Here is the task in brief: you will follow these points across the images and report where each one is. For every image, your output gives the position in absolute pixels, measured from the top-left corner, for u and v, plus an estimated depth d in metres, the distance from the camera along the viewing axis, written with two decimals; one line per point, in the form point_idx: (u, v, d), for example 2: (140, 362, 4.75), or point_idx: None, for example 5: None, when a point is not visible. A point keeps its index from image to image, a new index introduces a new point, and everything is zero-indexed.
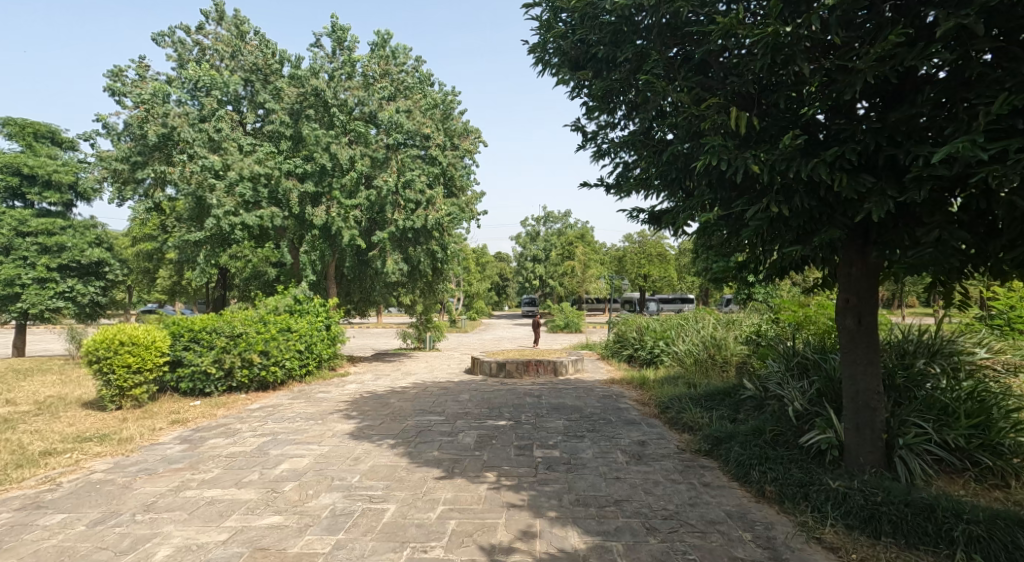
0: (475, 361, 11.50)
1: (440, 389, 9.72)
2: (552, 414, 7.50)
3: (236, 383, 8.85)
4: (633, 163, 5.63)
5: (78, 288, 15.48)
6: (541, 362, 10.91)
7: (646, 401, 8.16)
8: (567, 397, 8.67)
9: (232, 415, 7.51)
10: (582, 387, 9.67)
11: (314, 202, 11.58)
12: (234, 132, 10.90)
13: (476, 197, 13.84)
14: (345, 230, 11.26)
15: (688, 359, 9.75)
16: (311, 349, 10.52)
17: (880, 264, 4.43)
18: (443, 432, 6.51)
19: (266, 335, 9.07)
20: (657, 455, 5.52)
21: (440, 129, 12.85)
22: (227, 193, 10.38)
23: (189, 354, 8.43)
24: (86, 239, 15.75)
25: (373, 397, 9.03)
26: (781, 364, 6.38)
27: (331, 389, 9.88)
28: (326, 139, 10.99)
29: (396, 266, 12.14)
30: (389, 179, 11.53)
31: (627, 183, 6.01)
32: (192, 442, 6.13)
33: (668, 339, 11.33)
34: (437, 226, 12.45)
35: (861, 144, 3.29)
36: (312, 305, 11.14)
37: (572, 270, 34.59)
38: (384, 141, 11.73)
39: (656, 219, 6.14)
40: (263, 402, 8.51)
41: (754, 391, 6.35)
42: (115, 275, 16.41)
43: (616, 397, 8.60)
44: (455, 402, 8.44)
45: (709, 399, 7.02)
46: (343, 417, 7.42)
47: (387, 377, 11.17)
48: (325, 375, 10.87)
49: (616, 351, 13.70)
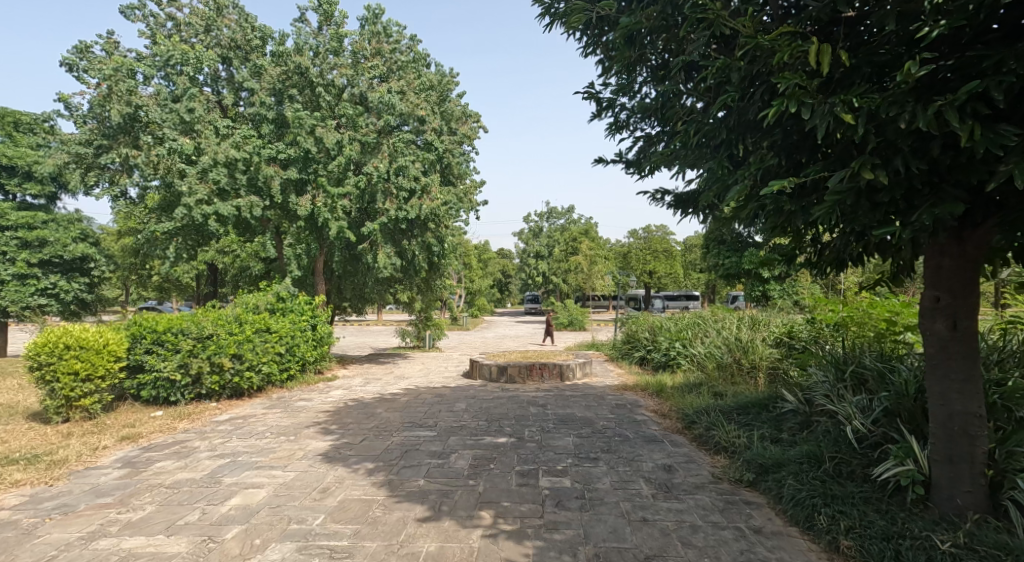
0: (474, 364, 10.54)
1: (434, 396, 8.77)
2: (559, 428, 6.55)
3: (205, 390, 7.93)
4: (661, 130, 4.71)
5: (61, 285, 14.58)
6: (546, 366, 9.96)
7: (667, 412, 7.23)
8: (575, 407, 7.72)
9: (194, 429, 6.57)
10: (591, 394, 8.73)
11: (299, 191, 10.65)
12: (210, 113, 9.93)
13: (475, 186, 12.89)
14: (332, 221, 10.35)
15: (709, 364, 8.79)
16: (293, 352, 9.58)
17: (983, 252, 3.45)
18: (432, 453, 5.56)
19: (239, 337, 8.16)
20: (689, 486, 4.56)
21: (436, 112, 11.91)
22: (200, 180, 9.44)
23: (151, 359, 7.52)
24: (69, 233, 14.84)
25: (358, 406, 8.09)
26: (830, 373, 5.47)
27: (314, 396, 8.93)
28: (311, 122, 10.06)
29: (389, 260, 11.16)
30: (380, 165, 10.61)
31: (651, 156, 5.08)
32: (136, 465, 5.19)
33: (684, 340, 10.37)
34: (432, 217, 11.52)
35: (1010, 77, 2.33)
36: (297, 302, 10.28)
37: (578, 266, 33.64)
38: (375, 124, 10.78)
39: (684, 204, 5.22)
40: (234, 412, 7.59)
41: (797, 405, 5.44)
42: (100, 272, 15.47)
43: (630, 407, 7.66)
44: (449, 412, 7.50)
45: (742, 412, 6.11)
46: (320, 432, 6.48)
47: (378, 382, 10.23)
48: (309, 378, 9.97)
49: (627, 353, 12.75)
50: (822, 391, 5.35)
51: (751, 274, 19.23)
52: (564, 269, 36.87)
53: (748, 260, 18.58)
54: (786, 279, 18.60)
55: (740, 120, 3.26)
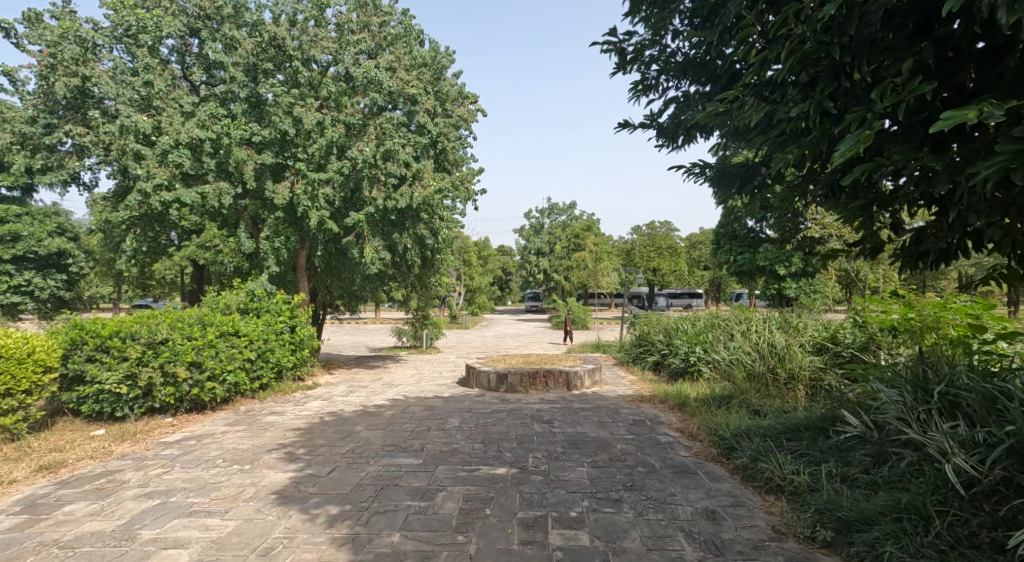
0: (470, 371, 9.47)
1: (424, 409, 7.69)
2: (572, 454, 5.49)
3: (159, 404, 6.85)
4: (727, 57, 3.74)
5: (36, 282, 13.41)
6: (551, 374, 8.86)
7: (696, 430, 6.22)
8: (586, 425, 6.65)
9: (133, 455, 5.49)
10: (603, 407, 7.66)
11: (276, 177, 9.66)
12: (176, 89, 8.82)
13: (473, 174, 11.80)
14: (312, 211, 9.30)
15: (736, 372, 7.75)
16: (266, 358, 8.52)
17: None
18: (413, 491, 4.49)
19: (200, 343, 7.09)
20: (747, 547, 3.50)
21: (430, 91, 10.82)
22: (161, 164, 8.34)
23: (94, 368, 6.45)
24: (45, 228, 13.49)
25: (335, 422, 7.01)
26: (903, 392, 4.47)
27: (287, 409, 7.82)
28: (288, 100, 9.07)
29: (377, 255, 10.07)
30: (365, 148, 9.52)
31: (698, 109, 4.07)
32: (36, 510, 4.11)
33: (705, 344, 9.29)
34: (425, 207, 10.44)
35: None
36: (273, 302, 9.32)
37: (582, 263, 32.45)
38: (360, 103, 9.71)
39: (728, 179, 4.47)
40: (189, 431, 6.51)
41: (861, 428, 4.45)
42: (79, 268, 14.35)
43: (650, 425, 6.60)
44: (440, 432, 6.42)
45: (793, 435, 5.08)
46: (283, 459, 5.38)
47: (362, 391, 9.13)
48: (285, 387, 8.90)
49: (638, 356, 11.67)
50: (895, 414, 4.34)
51: (766, 271, 18.22)
52: (567, 266, 35.87)
53: (763, 256, 17.57)
54: (804, 276, 17.60)
55: (860, 33, 2.54)
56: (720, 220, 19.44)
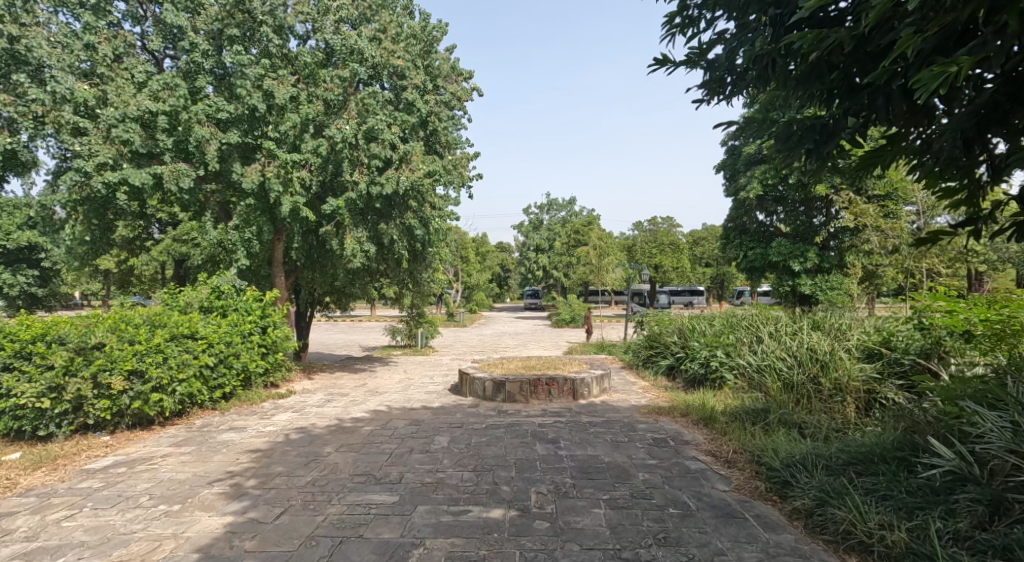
0: (463, 377, 8.42)
1: (409, 424, 6.62)
2: (585, 488, 4.44)
3: (92, 420, 5.80)
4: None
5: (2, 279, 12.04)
6: (554, 382, 7.81)
7: (734, 454, 5.16)
8: (599, 446, 5.61)
9: (40, 490, 4.43)
10: (615, 421, 6.63)
11: (246, 159, 8.63)
12: (128, 56, 7.71)
13: (467, 158, 10.70)
14: (285, 197, 8.27)
15: (770, 383, 6.73)
16: (230, 364, 7.48)
17: None
18: (379, 548, 3.46)
19: (144, 347, 6.00)
20: None
21: (421, 66, 9.75)
22: (107, 140, 7.27)
23: (10, 379, 5.40)
24: (12, 219, 12.16)
25: (301, 440, 5.93)
26: (1012, 415, 3.46)
27: (250, 423, 6.77)
28: (256, 71, 8.03)
29: (359, 246, 9.02)
30: (345, 127, 8.48)
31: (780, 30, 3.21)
32: None
33: (727, 348, 8.27)
34: (414, 193, 9.37)
35: None
36: (242, 300, 8.32)
37: (585, 258, 31.27)
38: (340, 75, 8.57)
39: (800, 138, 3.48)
40: (125, 454, 5.44)
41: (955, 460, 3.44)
42: (51, 263, 12.98)
43: (674, 446, 5.58)
44: (424, 455, 5.36)
45: (862, 465, 4.06)
46: (224, 495, 4.33)
47: (341, 401, 8.08)
48: (252, 396, 7.84)
49: (649, 359, 10.64)
50: (1001, 445, 3.34)
51: (779, 266, 17.14)
52: (567, 263, 34.90)
53: (776, 251, 16.54)
54: (819, 272, 16.53)
55: None
56: (728, 213, 18.43)
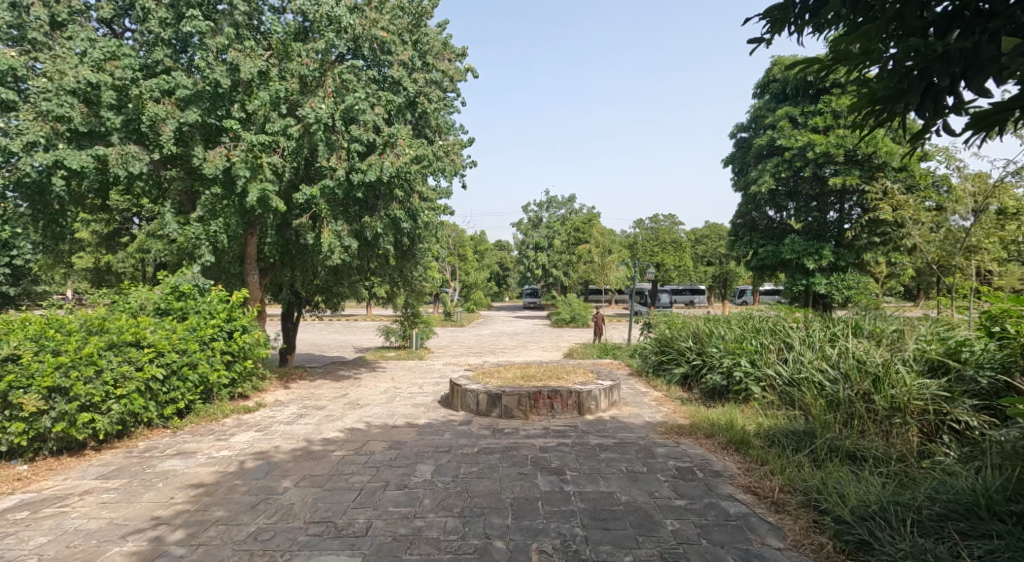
0: (454, 389, 7.45)
1: (388, 448, 5.64)
2: (600, 546, 3.49)
3: (4, 446, 4.87)
4: None
5: None
6: (557, 395, 6.85)
7: (783, 494, 4.18)
8: (614, 480, 4.64)
9: None
10: (630, 444, 5.66)
11: (211, 142, 7.68)
12: (71, 22, 6.76)
13: (460, 144, 9.75)
14: (251, 184, 7.30)
15: (811, 400, 5.74)
16: (185, 376, 6.52)
17: None
18: None
19: (70, 358, 5.05)
20: None
21: (410, 42, 8.79)
22: (41, 117, 6.33)
23: None
24: None
25: (257, 470, 4.97)
26: None
27: (203, 445, 5.81)
28: (219, 41, 7.05)
29: (339, 241, 8.05)
30: (321, 105, 7.49)
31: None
32: None
33: (753, 356, 7.29)
34: (399, 183, 8.39)
35: None
36: (205, 301, 7.38)
37: (586, 256, 30.41)
38: (315, 49, 7.57)
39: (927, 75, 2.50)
40: (37, 488, 4.51)
41: None
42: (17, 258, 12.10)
43: (705, 481, 4.60)
44: (401, 493, 4.38)
45: (966, 522, 3.14)
46: (134, 557, 3.40)
47: (315, 416, 7.12)
48: (212, 411, 6.88)
49: (660, 365, 9.69)
50: None
51: (792, 264, 16.20)
52: (567, 261, 34.00)
53: (789, 248, 15.65)
54: (835, 271, 15.57)
55: None
56: (738, 208, 17.52)
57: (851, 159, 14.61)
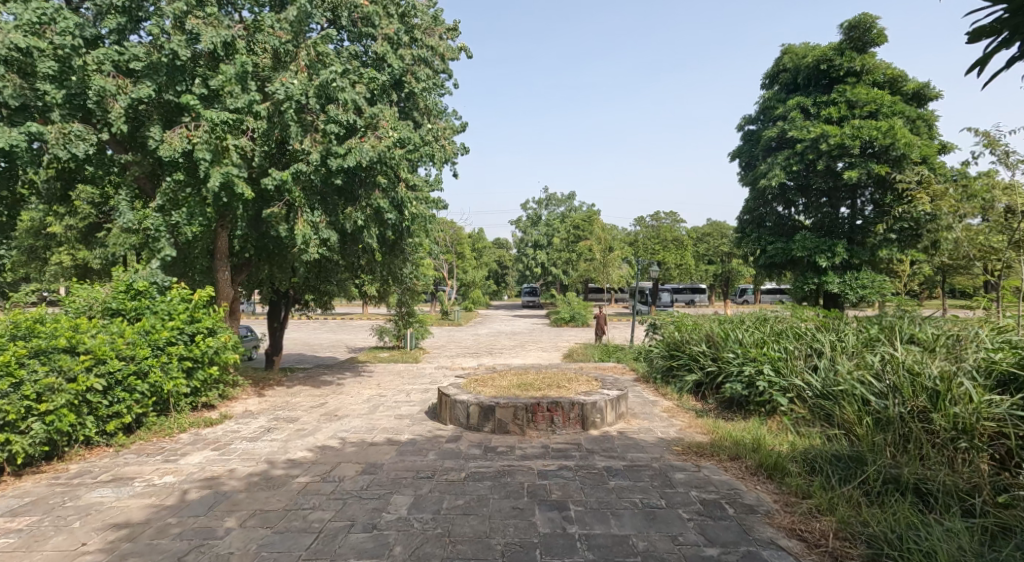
0: (442, 400, 6.63)
1: (360, 473, 4.82)
2: None
3: None
4: None
5: None
6: (557, 408, 6.03)
7: (841, 544, 3.43)
8: (626, 518, 3.83)
9: None
10: (643, 469, 4.84)
11: (172, 122, 6.87)
12: None
13: (450, 128, 8.93)
14: (213, 167, 6.48)
15: (853, 418, 4.93)
16: (134, 387, 5.68)
17: None
18: None
19: None
20: None
21: (396, 14, 7.97)
22: None
23: None
24: None
25: (200, 502, 4.17)
26: None
27: (147, 468, 4.99)
28: (176, 6, 6.22)
29: (314, 233, 7.23)
30: (293, 80, 6.67)
31: None
32: None
33: (776, 362, 6.43)
34: (382, 169, 7.56)
35: None
36: (164, 300, 6.53)
37: (586, 253, 29.58)
38: (287, 17, 6.74)
39: None
40: None
41: None
42: None
43: (738, 520, 3.79)
44: (367, 537, 3.57)
45: None
46: None
47: (284, 430, 6.30)
48: (166, 426, 6.06)
49: (669, 371, 8.86)
50: None
51: (803, 262, 15.38)
52: (567, 259, 33.19)
53: (800, 245, 14.80)
54: (849, 269, 14.73)
55: None
56: (746, 203, 16.69)
57: (867, 152, 13.80)
